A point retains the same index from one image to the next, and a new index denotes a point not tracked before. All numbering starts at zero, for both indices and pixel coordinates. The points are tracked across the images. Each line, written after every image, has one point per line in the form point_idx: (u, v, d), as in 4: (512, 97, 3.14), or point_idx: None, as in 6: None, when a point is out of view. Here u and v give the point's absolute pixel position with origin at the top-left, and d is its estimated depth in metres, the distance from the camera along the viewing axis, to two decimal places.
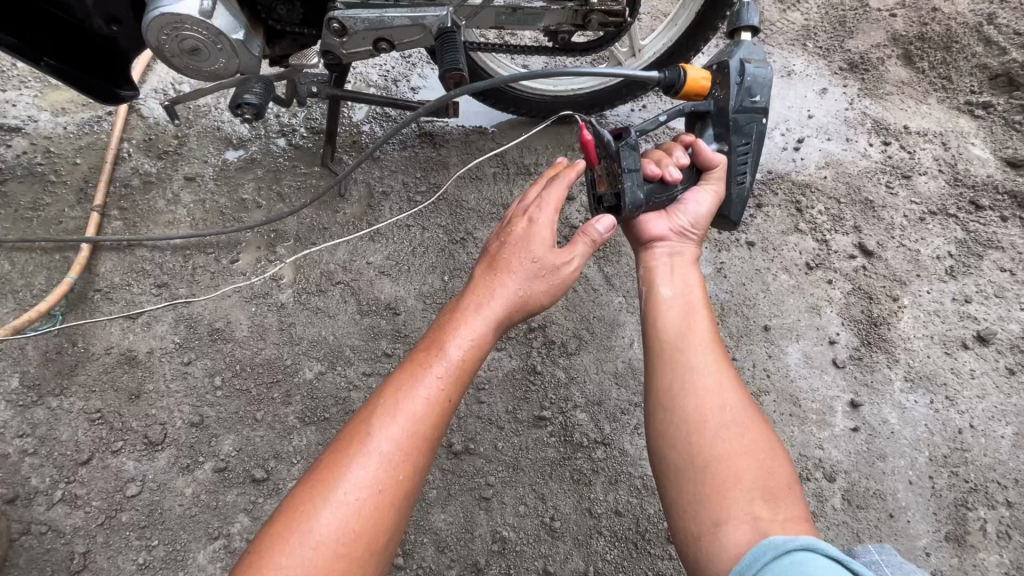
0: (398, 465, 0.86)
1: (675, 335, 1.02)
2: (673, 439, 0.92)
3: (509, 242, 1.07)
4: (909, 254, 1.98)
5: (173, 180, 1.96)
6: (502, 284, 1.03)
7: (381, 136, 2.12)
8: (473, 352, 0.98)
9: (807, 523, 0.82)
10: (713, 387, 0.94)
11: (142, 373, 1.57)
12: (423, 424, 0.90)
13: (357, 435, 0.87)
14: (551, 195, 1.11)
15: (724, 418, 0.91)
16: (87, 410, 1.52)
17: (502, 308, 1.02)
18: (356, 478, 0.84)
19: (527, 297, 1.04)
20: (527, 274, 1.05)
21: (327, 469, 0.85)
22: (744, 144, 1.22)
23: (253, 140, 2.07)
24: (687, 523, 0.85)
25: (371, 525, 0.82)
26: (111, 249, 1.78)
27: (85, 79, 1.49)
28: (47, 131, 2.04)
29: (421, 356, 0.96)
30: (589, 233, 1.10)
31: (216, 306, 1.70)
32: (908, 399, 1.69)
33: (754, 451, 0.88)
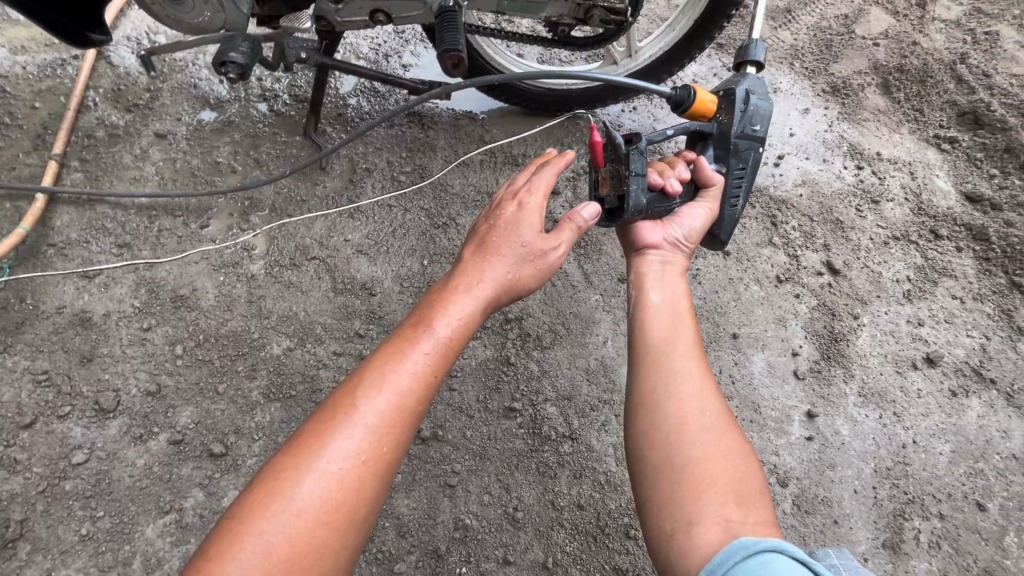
0: (382, 438, 0.85)
1: (663, 339, 1.08)
2: (653, 438, 0.98)
3: (500, 225, 1.05)
4: (872, 275, 2.07)
5: (142, 136, 1.85)
6: (490, 266, 1.01)
7: (368, 111, 2.06)
8: (461, 329, 0.96)
9: (774, 527, 0.88)
10: (695, 392, 1.01)
11: (96, 336, 1.49)
12: (408, 397, 0.89)
13: (341, 407, 0.86)
14: (540, 179, 1.10)
15: (703, 421, 0.98)
16: (33, 370, 1.43)
17: (491, 288, 1.00)
18: (339, 448, 0.82)
19: (516, 279, 1.03)
20: (516, 258, 1.03)
21: (310, 439, 0.84)
22: (741, 168, 1.25)
23: (233, 102, 1.98)
24: (662, 521, 0.90)
25: (352, 495, 0.81)
26: (69, 202, 1.67)
27: (52, 18, 1.37)
28: (4, 69, 1.89)
29: (408, 331, 0.94)
30: (574, 220, 1.08)
31: (181, 272, 1.62)
32: (859, 413, 1.78)
33: (728, 456, 0.95)
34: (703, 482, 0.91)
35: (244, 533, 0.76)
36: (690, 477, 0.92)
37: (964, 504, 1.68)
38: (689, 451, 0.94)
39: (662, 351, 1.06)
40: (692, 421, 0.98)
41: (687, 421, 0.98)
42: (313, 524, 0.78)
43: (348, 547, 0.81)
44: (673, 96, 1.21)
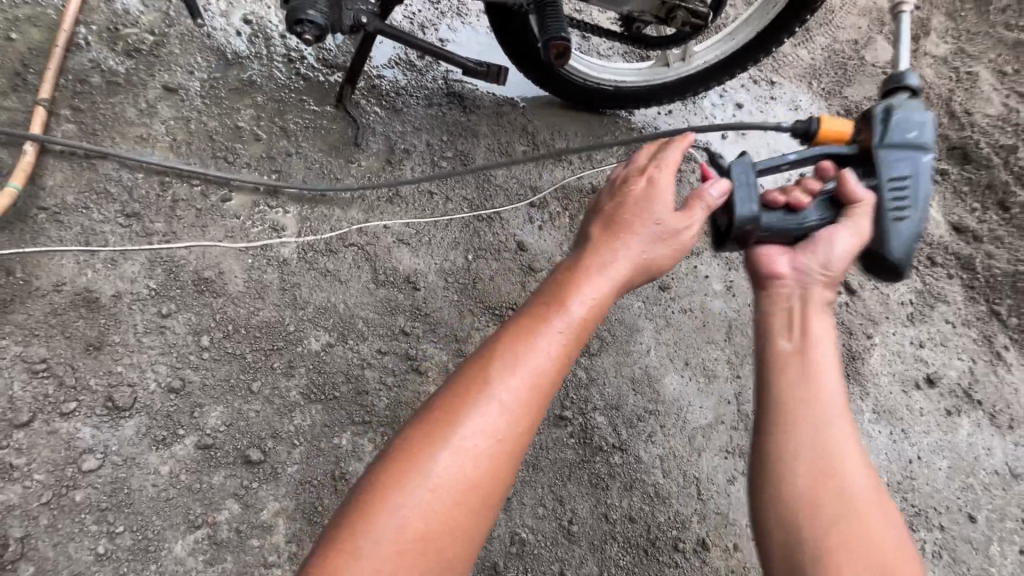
0: (517, 422, 0.74)
1: (799, 378, 0.95)
2: (790, 491, 0.86)
3: (628, 202, 0.93)
4: (882, 297, 2.18)
5: (147, 87, 1.60)
6: (623, 243, 0.89)
7: (403, 85, 1.89)
8: (597, 309, 0.84)
9: None
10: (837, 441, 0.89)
11: (104, 322, 1.28)
12: (544, 379, 0.77)
13: (472, 381, 0.75)
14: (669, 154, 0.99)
15: (848, 477, 0.86)
16: (26, 359, 1.21)
17: (626, 266, 0.88)
18: (473, 428, 0.72)
19: (652, 257, 0.90)
20: (650, 236, 0.90)
21: (442, 412, 0.74)
22: (900, 177, 1.11)
23: (254, 58, 1.75)
24: None
25: (487, 481, 0.72)
26: (63, 158, 1.42)
27: None
28: None
29: (539, 308, 0.82)
30: (702, 197, 1.05)
31: (204, 252, 1.43)
32: (873, 429, 1.88)
33: (875, 526, 0.83)
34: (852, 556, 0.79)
35: (374, 510, 0.67)
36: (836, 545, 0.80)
37: (959, 516, 1.83)
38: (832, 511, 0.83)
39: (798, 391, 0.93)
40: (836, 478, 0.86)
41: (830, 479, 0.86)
42: (446, 510, 0.69)
43: (479, 539, 0.72)
44: (792, 130, 1.26)
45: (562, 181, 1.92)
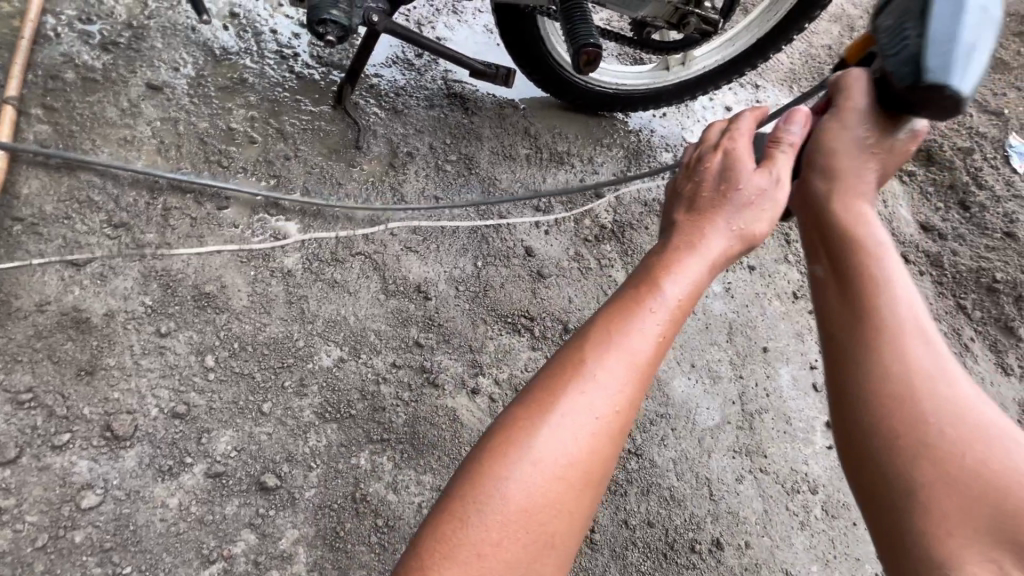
0: (618, 402, 0.69)
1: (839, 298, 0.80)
2: (871, 433, 0.72)
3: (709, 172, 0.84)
4: None
5: (128, 85, 1.48)
6: (715, 215, 0.81)
7: (403, 86, 1.83)
8: (696, 286, 0.77)
9: None
10: (939, 378, 0.72)
11: (97, 344, 1.17)
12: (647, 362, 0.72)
13: (571, 360, 0.71)
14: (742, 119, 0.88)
15: (957, 437, 0.68)
16: (11, 389, 1.10)
17: (720, 237, 0.79)
18: (573, 407, 0.68)
19: (742, 224, 0.81)
20: (738, 203, 0.81)
21: (540, 392, 0.70)
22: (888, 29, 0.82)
23: (243, 55, 1.65)
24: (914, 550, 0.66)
25: (591, 459, 0.67)
26: (36, 164, 1.30)
27: None
28: None
29: (635, 285, 0.76)
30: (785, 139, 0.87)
31: (203, 265, 1.33)
32: None
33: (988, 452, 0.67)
34: (967, 526, 0.64)
35: (480, 484, 0.65)
36: (957, 513, 0.65)
37: None
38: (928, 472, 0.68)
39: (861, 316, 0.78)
40: (946, 430, 0.69)
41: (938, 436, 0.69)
42: (550, 489, 0.65)
43: (584, 518, 0.68)
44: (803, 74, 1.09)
45: (566, 184, 1.92)
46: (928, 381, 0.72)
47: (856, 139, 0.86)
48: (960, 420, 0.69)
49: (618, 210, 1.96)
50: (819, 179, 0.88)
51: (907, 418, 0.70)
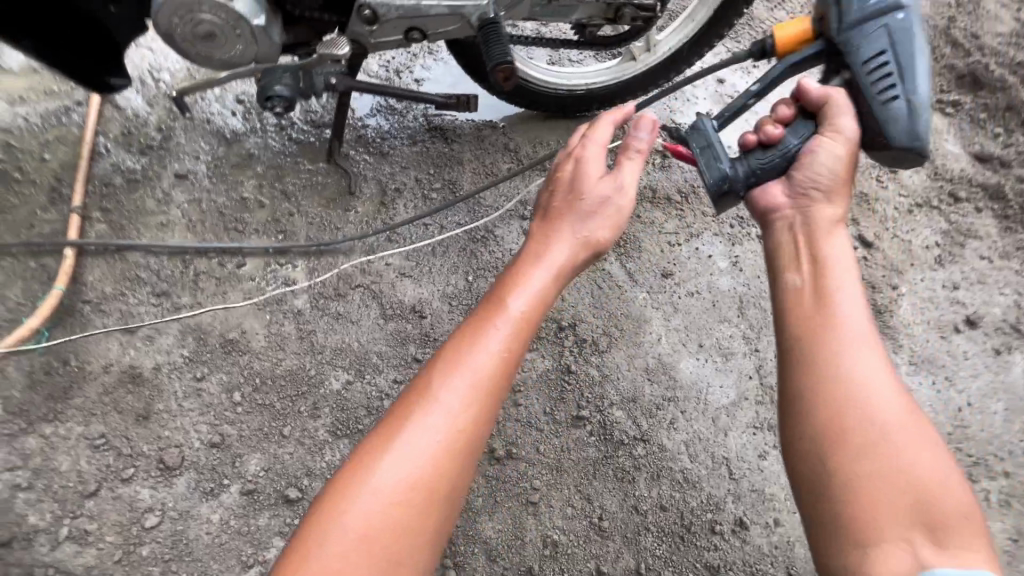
0: (458, 423, 0.78)
1: (812, 311, 1.05)
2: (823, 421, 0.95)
3: (558, 188, 0.96)
4: (903, 245, 2.09)
5: (162, 179, 1.79)
6: (557, 230, 0.91)
7: (388, 130, 2.01)
8: (538, 304, 0.85)
9: (972, 545, 0.83)
10: (881, 391, 0.95)
11: (149, 393, 1.43)
12: (490, 382, 0.80)
13: (418, 389, 0.80)
14: (598, 130, 0.99)
15: (892, 434, 0.92)
16: (88, 435, 1.37)
17: (565, 249, 0.90)
18: (416, 433, 0.77)
19: (589, 233, 0.92)
20: (582, 215, 0.92)
21: (392, 421, 0.80)
22: (868, 66, 1.16)
23: (249, 133, 1.92)
24: (840, 523, 0.88)
25: (434, 477, 0.76)
26: (98, 255, 1.60)
27: (73, 62, 1.33)
28: (7, 123, 1.81)
29: (481, 311, 0.85)
30: (633, 145, 0.97)
31: (226, 316, 1.57)
32: (912, 381, 1.81)
33: (910, 454, 0.90)
34: (892, 513, 0.86)
35: (333, 510, 0.74)
36: (885, 507, 0.87)
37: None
38: (860, 464, 0.90)
39: (821, 336, 1.02)
40: (886, 435, 0.91)
41: (875, 437, 0.92)
42: (390, 508, 0.74)
43: (434, 533, 0.76)
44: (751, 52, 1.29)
45: None
46: (870, 388, 0.96)
47: (842, 155, 1.16)
48: (902, 426, 0.92)
49: None
50: (821, 190, 1.16)
51: (846, 416, 0.94)
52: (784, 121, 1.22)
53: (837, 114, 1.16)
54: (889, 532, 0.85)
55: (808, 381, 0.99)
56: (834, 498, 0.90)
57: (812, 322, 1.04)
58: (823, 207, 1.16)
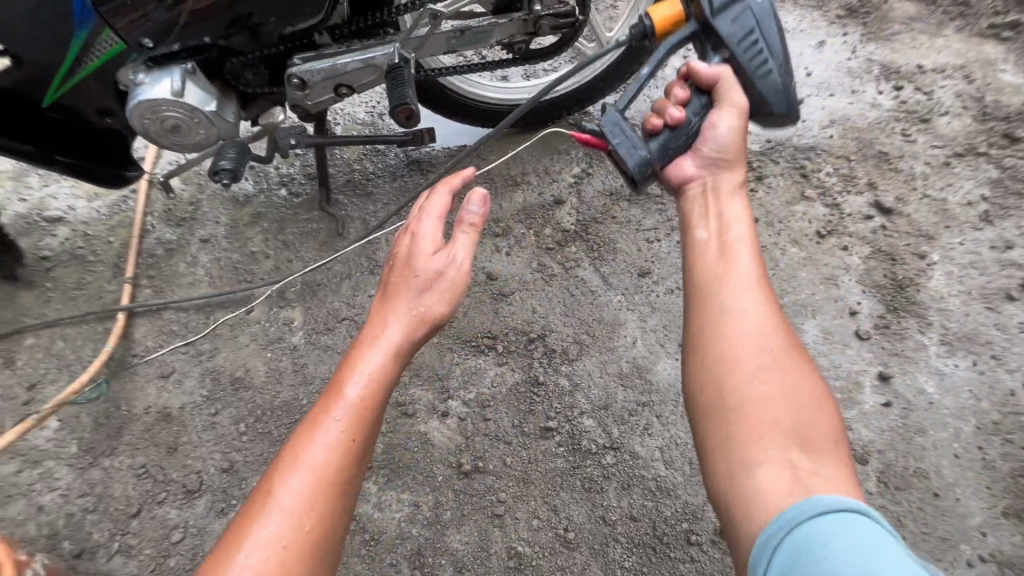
0: (303, 516, 0.84)
1: (711, 262, 1.11)
2: (711, 366, 1.02)
3: (397, 265, 1.06)
4: (936, 204, 1.81)
5: (191, 244, 2.10)
6: (394, 308, 1.01)
7: (372, 171, 2.17)
8: (373, 386, 0.93)
9: (839, 467, 0.91)
10: (764, 334, 1.02)
11: (177, 428, 1.72)
12: (329, 471, 0.87)
13: (263, 491, 0.86)
14: (432, 205, 1.11)
15: (773, 373, 0.99)
16: (133, 466, 1.68)
17: (400, 329, 0.99)
18: (257, 537, 0.82)
19: (424, 310, 1.01)
20: (417, 290, 1.02)
21: (241, 525, 0.85)
22: (745, 41, 1.21)
23: (259, 194, 2.18)
24: (722, 458, 0.95)
25: (281, 569, 0.80)
26: (144, 315, 1.93)
27: (95, 168, 1.66)
28: (86, 216, 2.21)
29: (322, 402, 0.93)
30: (464, 218, 1.06)
31: (235, 357, 1.83)
32: (946, 364, 1.57)
33: (788, 391, 0.97)
34: (769, 439, 0.93)
35: None
36: (763, 436, 0.93)
37: None
38: (745, 392, 0.98)
39: (717, 280, 1.09)
40: (765, 374, 0.99)
41: (755, 377, 0.99)
42: None
43: None
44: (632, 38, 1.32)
45: (523, 204, 1.98)
46: (753, 334, 1.02)
47: (742, 126, 1.22)
48: (783, 367, 0.99)
49: (581, 209, 1.97)
50: (723, 158, 1.22)
51: (733, 362, 1.01)
52: (683, 101, 1.26)
53: (727, 91, 1.22)
54: (765, 459, 0.91)
55: (702, 324, 1.07)
56: (720, 429, 0.97)
57: (709, 266, 1.11)
58: (728, 172, 1.22)
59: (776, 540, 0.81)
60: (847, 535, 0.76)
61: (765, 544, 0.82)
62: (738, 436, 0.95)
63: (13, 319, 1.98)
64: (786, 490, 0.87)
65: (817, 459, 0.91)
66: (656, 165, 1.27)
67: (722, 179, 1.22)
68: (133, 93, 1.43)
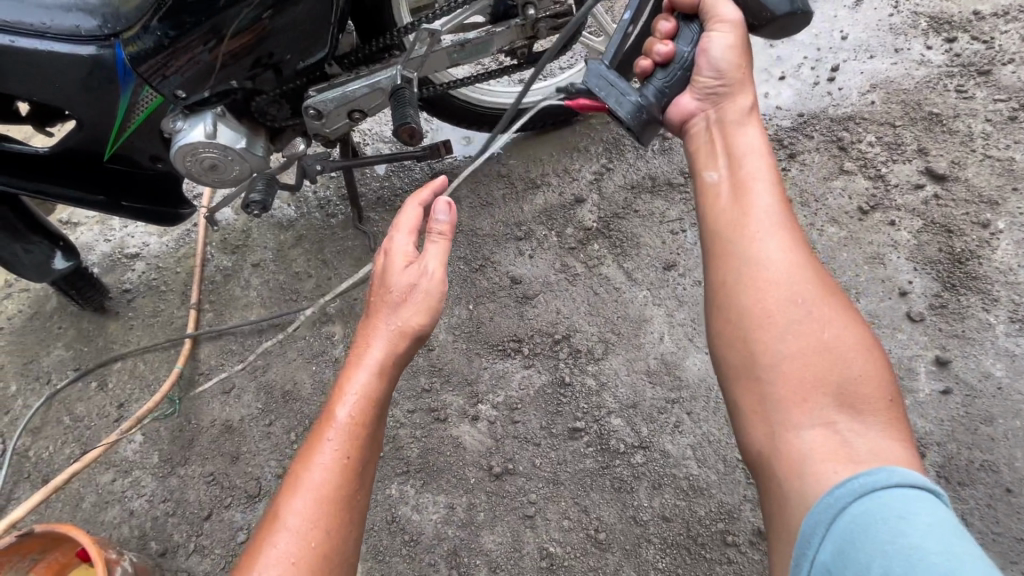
0: (310, 531, 0.93)
1: (727, 210, 1.09)
2: (732, 323, 1.00)
3: (376, 286, 1.13)
4: (999, 166, 1.66)
5: (244, 269, 2.27)
6: (376, 327, 1.08)
7: (401, 187, 2.31)
8: (361, 403, 1.03)
9: (885, 419, 0.89)
10: (787, 282, 0.98)
11: (238, 438, 1.91)
12: (327, 490, 0.96)
13: (271, 515, 0.96)
14: (402, 222, 1.17)
15: (802, 322, 0.96)
16: (204, 473, 1.87)
17: (381, 347, 1.06)
18: (271, 555, 0.91)
19: (403, 324, 1.07)
20: (394, 308, 1.09)
21: (256, 546, 0.94)
22: None
23: (299, 217, 2.33)
24: (758, 420, 0.94)
25: None
26: (208, 338, 2.12)
27: (154, 208, 1.86)
28: (158, 251, 2.41)
29: (317, 427, 1.02)
30: (433, 229, 1.12)
31: (285, 371, 2.00)
32: (1016, 344, 1.45)
33: (825, 341, 0.93)
34: (808, 397, 0.91)
35: None
36: (800, 394, 0.91)
37: None
38: (779, 350, 0.95)
39: (734, 229, 1.06)
40: (793, 325, 0.95)
41: (784, 330, 0.95)
42: None
43: None
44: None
45: (544, 207, 1.98)
46: (776, 283, 0.99)
47: (743, 43, 1.21)
48: (812, 316, 0.96)
49: (603, 205, 1.94)
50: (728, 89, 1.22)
51: (758, 316, 0.98)
52: (671, 33, 1.28)
53: (714, 8, 1.21)
54: (803, 418, 0.90)
55: (724, 277, 1.04)
56: (752, 391, 0.96)
57: (730, 216, 1.08)
58: (734, 94, 1.22)
59: (832, 516, 0.78)
60: (915, 512, 0.72)
61: (818, 516, 0.79)
62: (775, 396, 0.93)
63: (99, 346, 2.23)
64: (830, 456, 0.85)
65: (864, 421, 0.88)
66: (654, 109, 1.25)
67: (725, 95, 1.22)
68: (175, 138, 1.58)
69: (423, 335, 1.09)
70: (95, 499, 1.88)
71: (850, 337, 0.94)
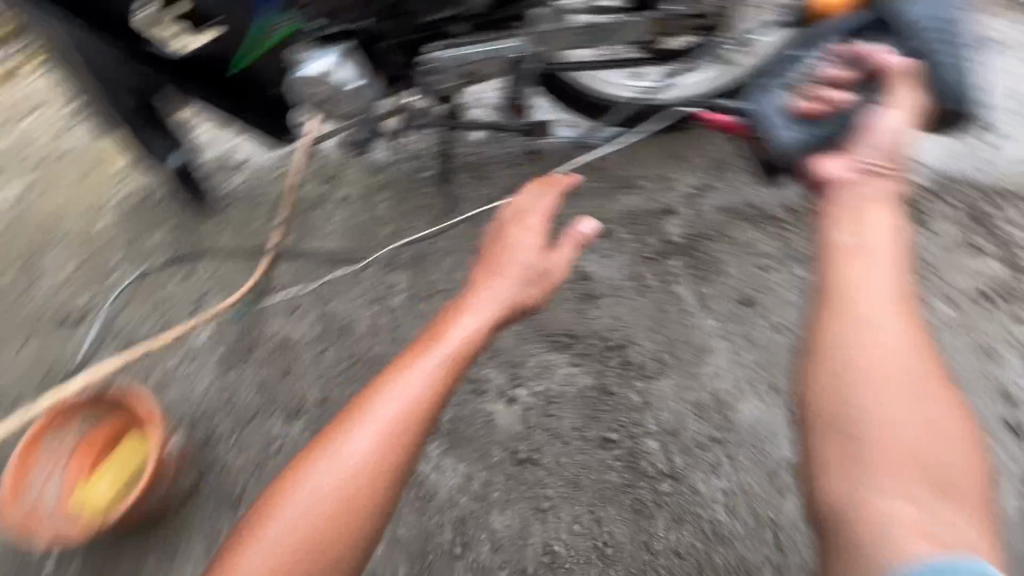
0: (394, 436, 0.92)
1: (855, 267, 0.99)
2: (836, 379, 0.92)
3: (499, 248, 1.21)
4: None
5: (329, 201, 2.36)
6: (494, 283, 1.14)
7: (493, 156, 2.31)
8: (471, 338, 1.05)
9: (971, 509, 0.83)
10: (903, 351, 0.91)
11: (291, 358, 2.03)
12: (419, 399, 0.95)
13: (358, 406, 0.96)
14: (540, 208, 1.27)
15: (912, 392, 0.88)
16: (255, 381, 2.01)
17: (498, 303, 1.11)
18: (351, 447, 0.91)
19: (522, 295, 1.15)
20: (518, 274, 1.16)
21: (332, 434, 0.94)
22: None
23: (391, 163, 2.38)
24: (842, 479, 0.87)
25: (367, 485, 0.90)
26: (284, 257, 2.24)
27: (268, 125, 1.93)
28: (258, 165, 2.55)
29: (423, 341, 1.05)
30: (572, 235, 1.22)
31: (345, 306, 2.09)
32: None
33: (930, 420, 0.87)
34: (902, 469, 0.84)
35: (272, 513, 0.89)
36: (894, 462, 0.85)
37: None
38: (882, 413, 0.87)
39: (862, 286, 0.96)
40: (902, 393, 0.88)
41: (890, 397, 0.88)
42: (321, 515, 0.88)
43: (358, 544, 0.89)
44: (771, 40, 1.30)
45: (632, 209, 1.91)
46: (891, 348, 0.91)
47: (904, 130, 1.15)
48: (921, 389, 0.89)
49: (693, 222, 1.85)
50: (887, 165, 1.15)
51: (866, 376, 0.90)
52: None
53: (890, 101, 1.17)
54: (893, 486, 0.84)
55: (837, 328, 0.94)
56: (842, 450, 0.89)
57: (859, 273, 0.97)
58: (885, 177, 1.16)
59: None
60: None
61: None
62: (868, 458, 0.86)
63: (191, 241, 2.40)
64: (916, 533, 0.79)
65: (950, 505, 0.82)
66: None
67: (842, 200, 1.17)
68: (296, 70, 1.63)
69: (530, 312, 1.18)
70: (160, 377, 2.06)
71: (951, 420, 0.88)
